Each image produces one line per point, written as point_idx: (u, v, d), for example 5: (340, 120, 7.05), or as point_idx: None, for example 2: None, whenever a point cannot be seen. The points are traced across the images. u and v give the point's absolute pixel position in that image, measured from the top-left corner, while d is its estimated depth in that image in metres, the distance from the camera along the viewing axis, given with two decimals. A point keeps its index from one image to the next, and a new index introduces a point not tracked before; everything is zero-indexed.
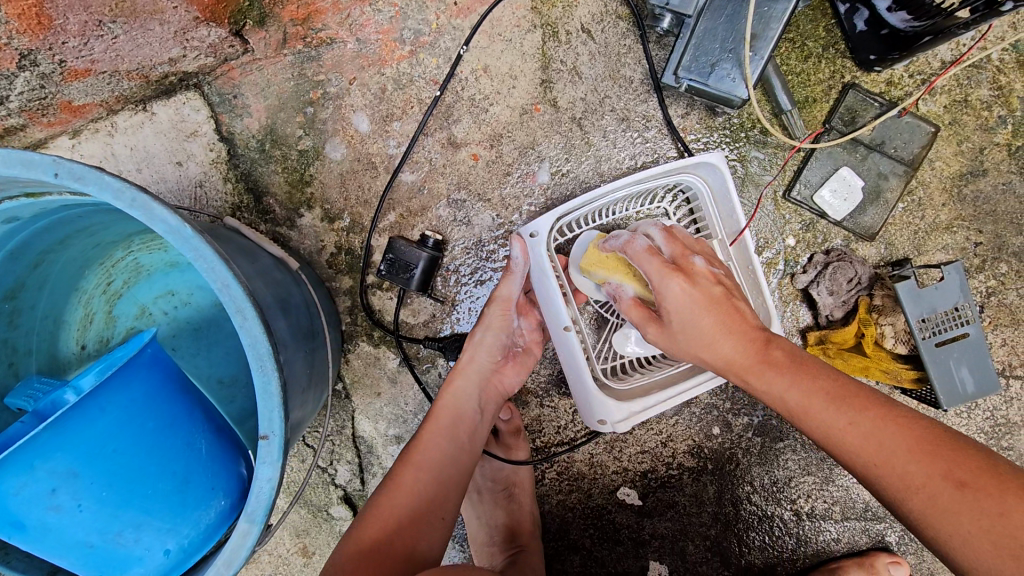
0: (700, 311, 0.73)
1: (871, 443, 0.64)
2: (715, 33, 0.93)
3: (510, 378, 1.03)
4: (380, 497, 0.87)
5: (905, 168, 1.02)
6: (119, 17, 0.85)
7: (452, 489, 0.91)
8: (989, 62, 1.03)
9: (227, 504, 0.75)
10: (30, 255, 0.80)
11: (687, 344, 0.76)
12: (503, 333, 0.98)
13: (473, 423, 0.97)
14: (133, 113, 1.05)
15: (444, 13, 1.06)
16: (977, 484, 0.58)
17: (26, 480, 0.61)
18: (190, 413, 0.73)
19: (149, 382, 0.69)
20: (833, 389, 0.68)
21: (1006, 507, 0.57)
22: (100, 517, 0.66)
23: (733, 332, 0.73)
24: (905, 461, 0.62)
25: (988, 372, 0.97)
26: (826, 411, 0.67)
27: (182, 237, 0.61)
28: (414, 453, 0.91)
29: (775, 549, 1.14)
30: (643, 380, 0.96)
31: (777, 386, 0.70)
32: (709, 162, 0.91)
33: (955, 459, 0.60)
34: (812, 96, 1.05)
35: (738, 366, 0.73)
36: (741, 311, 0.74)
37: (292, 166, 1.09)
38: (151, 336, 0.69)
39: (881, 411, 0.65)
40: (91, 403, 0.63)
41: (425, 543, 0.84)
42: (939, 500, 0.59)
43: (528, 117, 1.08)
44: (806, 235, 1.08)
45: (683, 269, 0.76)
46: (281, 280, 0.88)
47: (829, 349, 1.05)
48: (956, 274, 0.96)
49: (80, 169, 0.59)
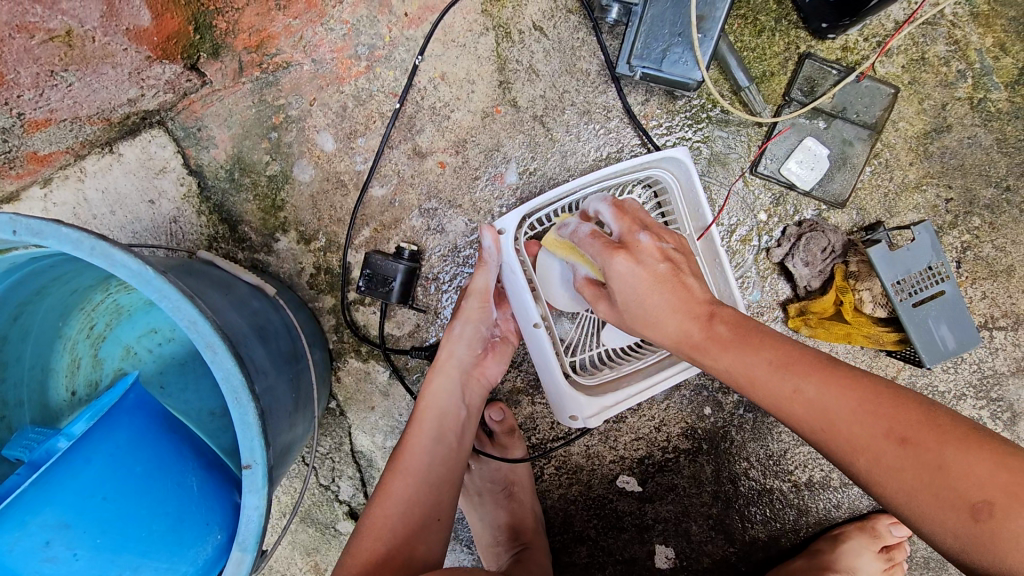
0: (643, 288, 0.74)
1: (813, 408, 0.64)
2: (664, 18, 0.93)
3: (490, 369, 1.01)
4: (371, 514, 0.88)
5: (869, 132, 1.03)
6: (71, 65, 0.86)
7: (445, 491, 0.92)
8: (942, 18, 1.02)
9: (224, 537, 0.74)
10: (8, 308, 0.80)
11: (635, 321, 0.77)
12: (482, 324, 0.96)
13: (460, 420, 0.97)
14: (101, 156, 1.06)
15: (396, 25, 1.07)
16: (919, 439, 0.59)
17: (20, 535, 0.63)
18: (178, 451, 0.75)
19: (134, 426, 0.71)
20: (776, 357, 0.68)
21: (943, 460, 0.57)
22: (97, 563, 0.67)
23: (675, 311, 0.73)
24: (848, 423, 0.62)
25: (967, 327, 0.97)
26: (767, 381, 0.67)
27: (145, 280, 0.62)
28: (399, 461, 0.91)
29: (778, 521, 1.15)
30: (612, 374, 0.97)
31: (723, 358, 0.71)
32: (673, 156, 0.92)
33: (897, 416, 0.60)
34: (770, 70, 1.05)
35: (685, 342, 0.74)
36: (687, 286, 0.75)
37: (263, 192, 1.10)
38: (134, 380, 0.71)
39: (824, 373, 0.65)
40: (76, 454, 0.65)
41: (423, 548, 0.87)
42: (882, 461, 0.60)
43: (490, 119, 1.09)
44: (777, 208, 1.09)
45: (627, 246, 0.77)
46: (258, 308, 0.89)
47: (810, 319, 1.06)
48: (926, 234, 0.96)
49: (38, 224, 0.60)
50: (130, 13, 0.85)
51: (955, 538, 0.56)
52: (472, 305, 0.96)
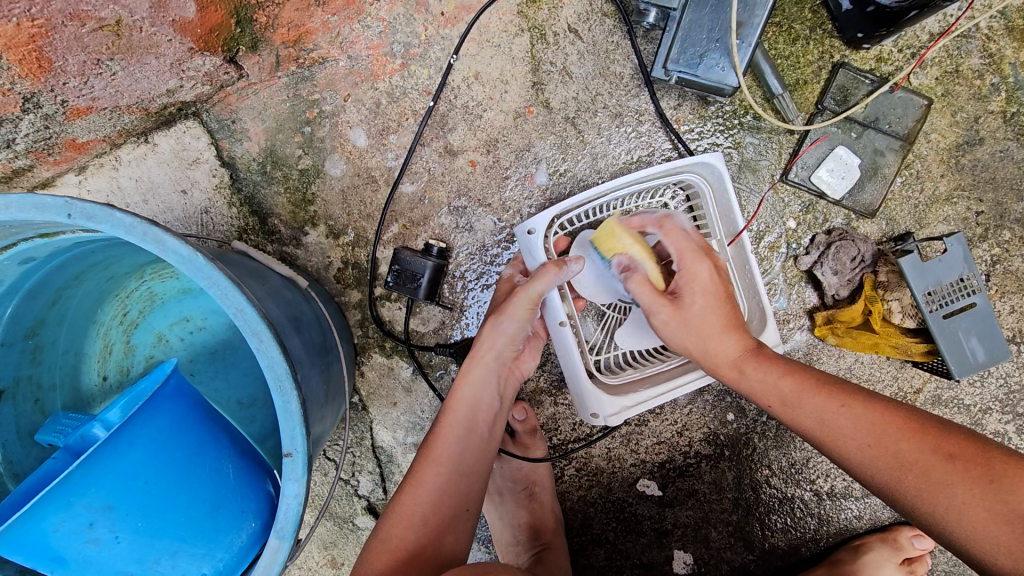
0: (715, 300, 0.80)
1: (863, 424, 0.69)
2: (701, 24, 0.93)
3: (526, 364, 1.02)
4: (400, 501, 0.88)
5: (901, 143, 1.03)
6: (117, 54, 0.86)
7: (474, 482, 0.92)
8: (977, 31, 1.02)
9: (258, 525, 0.76)
10: (46, 293, 0.82)
11: (698, 331, 0.80)
12: (526, 324, 0.94)
13: (493, 412, 0.97)
14: (136, 145, 1.07)
15: (432, 24, 1.07)
16: (966, 456, 0.63)
17: (64, 517, 0.63)
18: (215, 438, 0.75)
19: (174, 414, 0.70)
20: (823, 379, 0.74)
21: (996, 475, 0.61)
22: (136, 547, 0.68)
23: (731, 327, 0.80)
24: (898, 439, 0.67)
25: (997, 340, 0.97)
26: (816, 397, 0.73)
27: (194, 266, 0.63)
28: (432, 449, 0.91)
29: (798, 530, 1.15)
30: (635, 375, 0.97)
31: (770, 376, 0.77)
32: (706, 161, 0.92)
33: (942, 434, 0.66)
34: (803, 78, 1.05)
35: (733, 360, 0.80)
36: (742, 311, 0.82)
37: (294, 185, 1.11)
38: (173, 367, 0.70)
39: (868, 395, 0.71)
40: (120, 439, 0.65)
41: (452, 538, 0.87)
42: (933, 475, 0.64)
43: (522, 120, 1.10)
44: (806, 216, 1.09)
45: (711, 257, 0.84)
46: (292, 299, 0.89)
47: (837, 328, 1.06)
48: (958, 246, 0.96)
49: (91, 208, 0.61)
50: (177, 5, 0.86)
51: (1007, 552, 0.59)
52: (519, 305, 0.92)
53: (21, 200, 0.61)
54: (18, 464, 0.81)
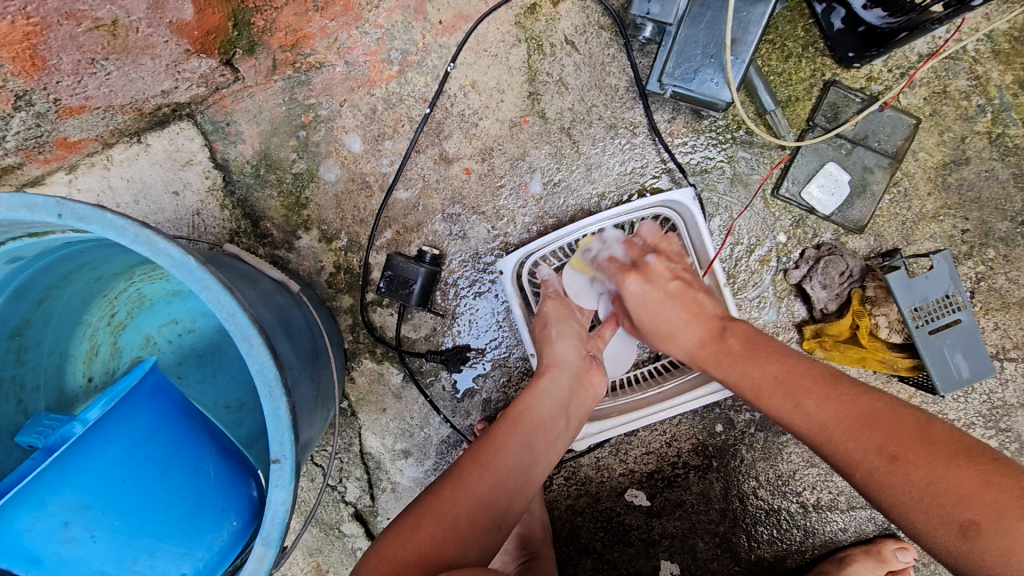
0: (657, 308, 0.90)
1: (814, 422, 0.73)
2: (696, 40, 0.95)
3: (596, 381, 0.93)
4: (437, 497, 0.78)
5: (889, 161, 1.04)
6: (112, 54, 0.86)
7: (517, 495, 0.80)
8: (964, 54, 1.05)
9: (239, 525, 0.75)
10: (33, 293, 0.81)
11: (654, 338, 0.93)
12: (567, 321, 0.96)
13: (556, 430, 0.86)
14: (128, 145, 1.06)
15: (429, 32, 1.08)
16: (907, 457, 0.65)
17: (39, 516, 0.63)
18: (196, 437, 0.75)
19: (152, 411, 0.71)
20: (779, 372, 0.79)
21: (932, 477, 0.63)
22: (114, 547, 0.67)
23: (686, 325, 0.88)
24: (844, 438, 0.70)
25: (982, 356, 0.98)
26: (771, 395, 0.78)
27: (186, 269, 0.63)
28: (512, 410, 0.87)
29: (784, 542, 1.16)
30: (608, 403, 1.04)
31: (730, 372, 0.83)
32: (677, 200, 0.96)
33: (888, 434, 0.67)
34: (795, 95, 1.07)
35: (698, 353, 0.87)
36: (698, 300, 0.89)
37: (288, 189, 1.11)
38: (152, 365, 0.71)
39: (822, 391, 0.74)
40: (96, 436, 0.66)
41: (479, 547, 0.75)
42: (875, 476, 0.67)
43: (517, 129, 1.10)
44: (797, 231, 1.10)
45: (640, 269, 0.92)
46: (282, 304, 0.89)
47: (826, 342, 1.08)
48: (945, 262, 0.98)
49: (83, 209, 0.60)
50: (176, 6, 0.86)
51: (947, 552, 0.61)
52: (553, 310, 0.97)
53: (11, 199, 0.61)
54: None
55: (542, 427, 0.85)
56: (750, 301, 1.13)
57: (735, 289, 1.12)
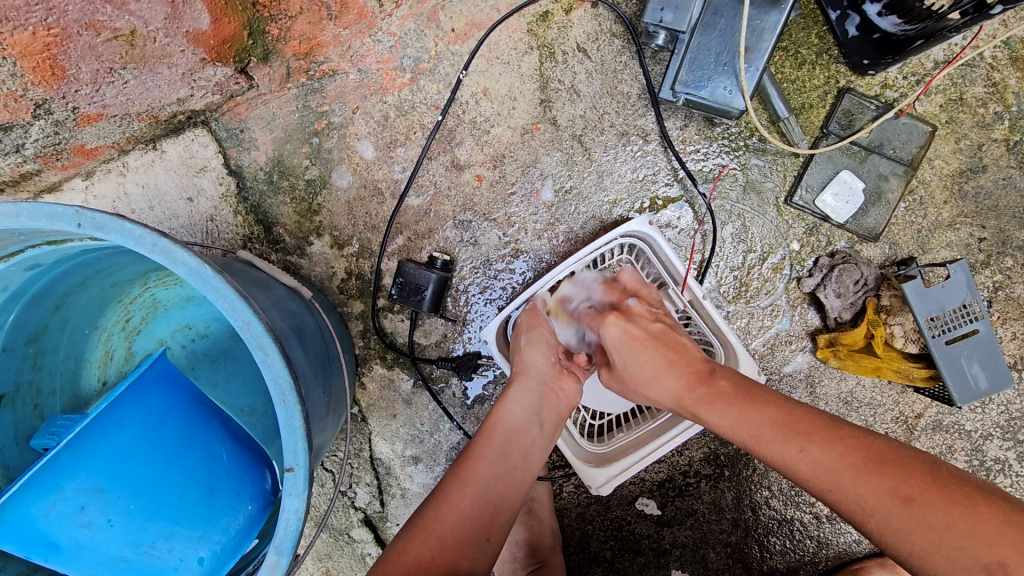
0: (636, 350, 0.85)
1: (821, 469, 0.68)
2: (709, 48, 0.95)
3: (568, 387, 0.92)
4: (423, 516, 0.78)
5: (905, 168, 1.04)
6: (130, 63, 0.87)
7: (502, 508, 0.81)
8: (981, 60, 1.03)
9: (255, 508, 0.74)
10: (49, 298, 0.82)
11: (635, 386, 0.87)
12: (543, 329, 0.94)
13: (532, 440, 0.87)
14: (144, 152, 1.08)
15: (442, 40, 1.08)
16: (924, 500, 0.62)
17: (55, 501, 0.64)
18: (208, 422, 0.74)
19: (163, 397, 0.71)
20: (778, 415, 0.73)
21: (950, 520, 0.60)
22: (131, 531, 0.67)
23: (670, 367, 0.81)
24: (857, 485, 0.65)
25: (999, 367, 0.97)
26: (773, 440, 0.71)
27: (202, 278, 0.63)
28: (486, 423, 0.88)
29: (797, 553, 1.14)
30: (623, 439, 1.02)
31: (724, 417, 0.76)
32: (635, 228, 0.96)
33: (902, 476, 0.64)
34: (809, 102, 1.07)
35: (683, 399, 0.80)
36: (681, 346, 0.84)
37: (300, 195, 1.12)
38: (160, 354, 0.70)
39: (821, 435, 0.69)
40: (107, 419, 0.66)
41: (469, 562, 0.75)
42: (893, 522, 0.63)
43: (529, 136, 1.10)
44: (810, 238, 1.10)
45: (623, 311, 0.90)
46: (295, 310, 0.89)
47: (840, 351, 1.06)
48: (961, 272, 0.96)
49: (102, 219, 0.61)
50: (192, 16, 0.87)
51: None
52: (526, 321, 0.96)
53: (32, 208, 0.61)
54: (13, 469, 0.82)
55: (516, 438, 0.86)
56: (763, 309, 1.12)
57: (748, 297, 1.12)
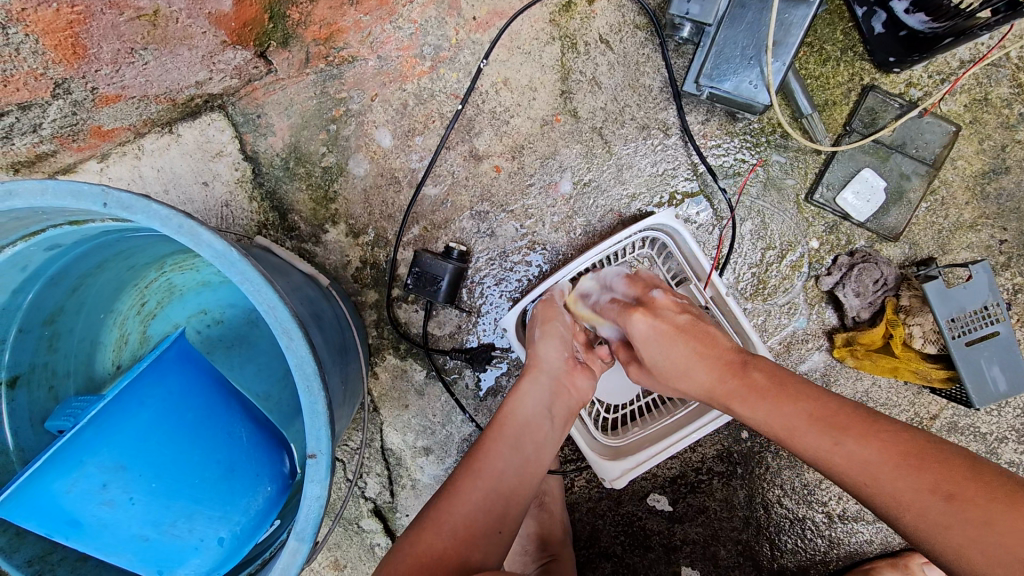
0: (667, 344, 0.84)
1: (857, 464, 0.68)
2: (736, 41, 0.93)
3: (580, 382, 0.92)
4: (435, 508, 0.78)
5: (927, 168, 1.03)
6: (151, 44, 0.86)
7: (515, 501, 0.81)
8: (1008, 60, 1.02)
9: (273, 490, 0.75)
10: (68, 280, 0.81)
11: (664, 377, 0.86)
12: (559, 322, 0.93)
13: (546, 434, 0.87)
14: (160, 135, 1.07)
15: (463, 28, 1.07)
16: (964, 496, 0.62)
17: (77, 478, 0.63)
18: (227, 403, 0.74)
19: (182, 378, 0.70)
20: (815, 409, 0.72)
21: (990, 516, 0.60)
22: (152, 510, 0.67)
23: (703, 358, 0.81)
24: (893, 479, 0.66)
25: (1020, 370, 0.96)
26: (809, 433, 0.71)
27: (228, 261, 0.62)
28: (499, 415, 0.88)
29: (808, 552, 1.14)
30: (637, 434, 1.01)
31: (758, 412, 0.76)
32: (660, 221, 0.94)
33: (941, 472, 0.64)
34: (832, 100, 1.06)
35: (716, 391, 0.80)
36: (714, 334, 0.84)
37: (316, 182, 1.11)
38: (179, 334, 0.69)
39: (864, 429, 0.69)
40: (129, 396, 0.65)
41: (482, 553, 0.74)
42: (928, 517, 0.63)
43: (548, 127, 1.10)
44: (829, 237, 1.09)
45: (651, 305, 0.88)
46: (312, 296, 0.89)
47: (857, 350, 1.06)
48: (983, 274, 0.96)
49: (127, 198, 0.60)
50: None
51: None
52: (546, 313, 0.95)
53: (57, 187, 0.61)
54: (29, 451, 0.81)
55: (529, 432, 0.86)
56: (779, 307, 1.11)
57: (765, 295, 1.11)
